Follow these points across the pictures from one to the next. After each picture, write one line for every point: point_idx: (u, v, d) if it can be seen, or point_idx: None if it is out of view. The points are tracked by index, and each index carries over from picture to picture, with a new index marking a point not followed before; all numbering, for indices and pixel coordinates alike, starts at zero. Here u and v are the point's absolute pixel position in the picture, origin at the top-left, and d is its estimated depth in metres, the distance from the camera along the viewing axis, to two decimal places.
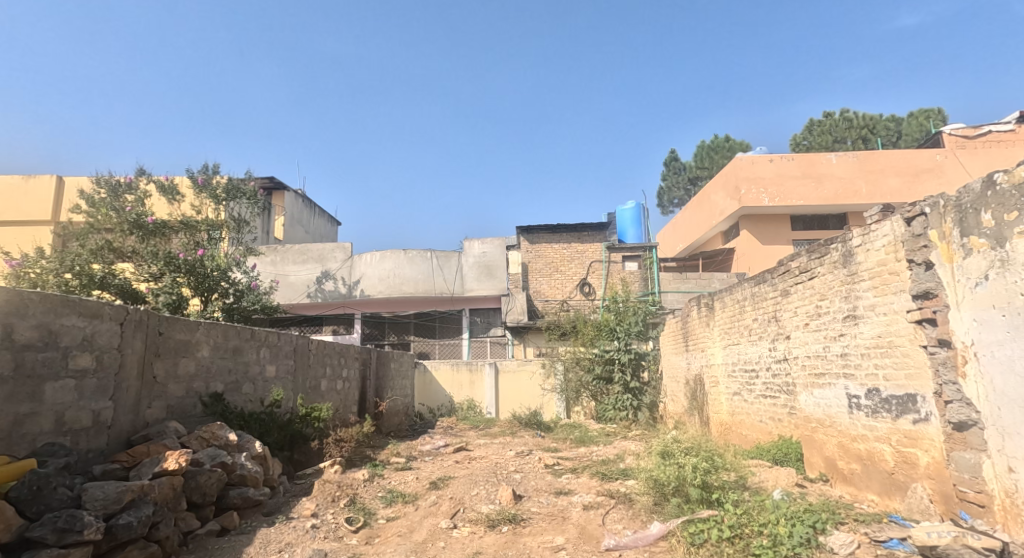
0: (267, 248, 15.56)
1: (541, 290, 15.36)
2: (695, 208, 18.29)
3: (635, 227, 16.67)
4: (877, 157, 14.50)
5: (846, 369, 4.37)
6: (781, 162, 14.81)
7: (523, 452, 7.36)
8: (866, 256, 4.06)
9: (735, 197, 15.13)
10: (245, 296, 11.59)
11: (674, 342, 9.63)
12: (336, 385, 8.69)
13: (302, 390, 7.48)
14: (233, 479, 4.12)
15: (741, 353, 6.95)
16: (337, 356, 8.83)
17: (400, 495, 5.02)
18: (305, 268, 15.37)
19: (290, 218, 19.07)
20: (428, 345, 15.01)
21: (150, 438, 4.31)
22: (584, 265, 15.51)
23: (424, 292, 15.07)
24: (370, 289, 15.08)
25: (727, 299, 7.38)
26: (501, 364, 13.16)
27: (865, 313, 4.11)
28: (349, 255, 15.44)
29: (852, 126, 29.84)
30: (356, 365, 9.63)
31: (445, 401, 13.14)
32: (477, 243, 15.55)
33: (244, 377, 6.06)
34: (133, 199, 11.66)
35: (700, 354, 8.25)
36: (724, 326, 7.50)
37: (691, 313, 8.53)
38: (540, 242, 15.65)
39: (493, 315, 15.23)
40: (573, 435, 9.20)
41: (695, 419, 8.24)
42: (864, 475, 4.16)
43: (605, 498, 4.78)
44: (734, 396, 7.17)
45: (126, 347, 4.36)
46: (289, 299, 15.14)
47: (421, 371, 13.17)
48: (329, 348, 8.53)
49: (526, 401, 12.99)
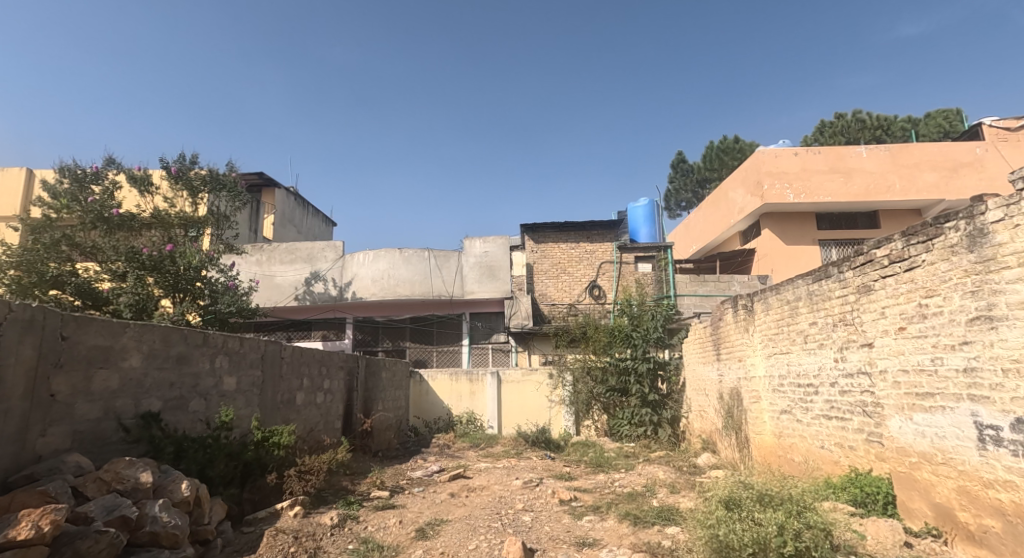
0: (253, 246, 14.45)
1: (547, 293, 14.35)
2: (711, 206, 17.18)
3: (647, 225, 15.54)
4: (912, 150, 13.38)
5: (973, 389, 3.26)
6: (807, 155, 13.71)
7: (530, 479, 6.21)
8: (1013, 235, 2.97)
9: (756, 193, 14.00)
10: (221, 297, 10.49)
11: (701, 351, 8.48)
12: (316, 397, 7.60)
13: (270, 406, 6.37)
14: (139, 539, 2.97)
15: (792, 364, 5.83)
16: (318, 364, 7.75)
17: (377, 548, 3.89)
18: (293, 269, 14.28)
19: (280, 217, 18.02)
20: (426, 352, 13.94)
21: (35, 480, 3.19)
22: (594, 266, 14.50)
23: (422, 294, 13.92)
24: (362, 291, 13.95)
25: (773, 299, 6.25)
26: (503, 373, 12.06)
27: (1011, 314, 3.01)
28: (340, 254, 14.32)
29: (867, 127, 28.67)
30: (341, 376, 8.54)
31: (443, 413, 12.03)
32: (479, 241, 14.39)
33: (191, 393, 4.96)
34: (100, 190, 10.50)
35: (736, 364, 7.11)
36: (770, 331, 6.35)
37: (725, 316, 7.40)
38: (546, 241, 14.65)
39: (495, 320, 14.14)
40: (586, 456, 8.03)
41: (730, 440, 7.08)
42: (1009, 537, 3.05)
43: (645, 555, 3.63)
44: (782, 416, 6.04)
45: (7, 357, 3.25)
46: (274, 301, 14.04)
47: (416, 381, 12.21)
48: (307, 356, 7.43)
49: (531, 414, 11.85)
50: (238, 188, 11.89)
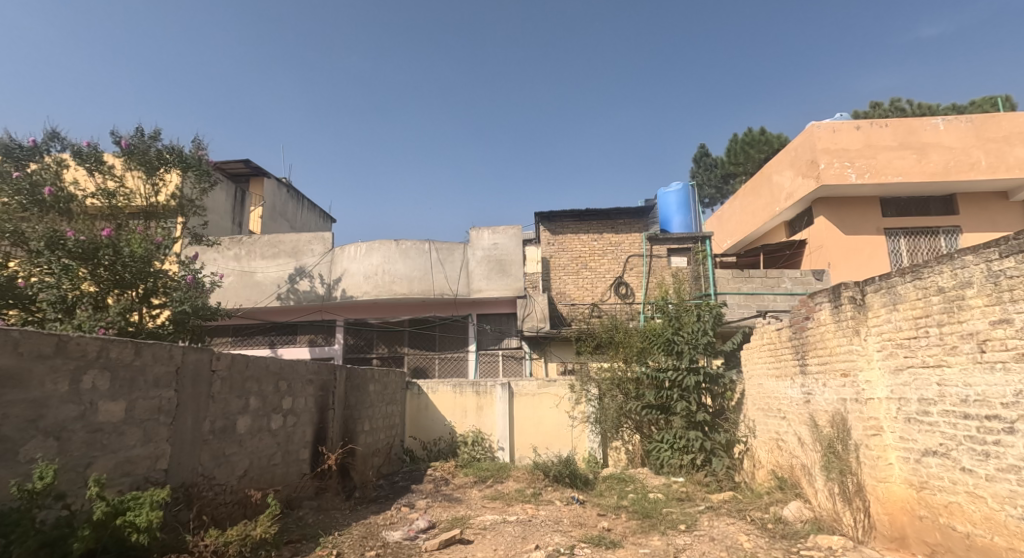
0: (230, 239, 12.73)
1: (565, 291, 12.56)
2: (750, 194, 15.18)
3: (681, 214, 13.52)
4: (999, 121, 11.28)
5: None
6: (871, 129, 11.69)
7: (555, 550, 4.29)
8: None
9: (810, 174, 12.01)
10: (175, 292, 8.71)
11: (774, 361, 6.56)
12: (269, 421, 5.79)
13: (191, 439, 4.55)
14: None
15: (951, 387, 3.90)
16: (274, 378, 5.95)
17: None
18: (275, 264, 12.53)
19: (270, 210, 16.33)
20: (426, 359, 12.14)
21: None
22: (619, 261, 12.66)
23: (421, 293, 12.05)
24: (353, 289, 12.12)
25: (908, 287, 4.29)
26: (516, 385, 10.25)
27: None
28: (329, 248, 12.53)
29: (907, 116, 26.38)
30: (310, 391, 6.76)
31: (445, 433, 10.19)
32: (487, 232, 12.51)
33: (29, 431, 3.18)
34: (37, 167, 8.83)
35: (834, 382, 5.16)
36: (901, 335, 4.39)
37: (817, 315, 5.44)
38: (564, 232, 12.91)
39: (506, 322, 12.29)
40: (625, 500, 6.10)
41: (829, 485, 5.11)
42: None
43: None
44: (929, 460, 4.12)
45: None
46: (253, 301, 12.35)
47: (413, 394, 10.39)
48: (256, 368, 5.62)
49: (548, 434, 10.01)
50: (206, 168, 10.18)
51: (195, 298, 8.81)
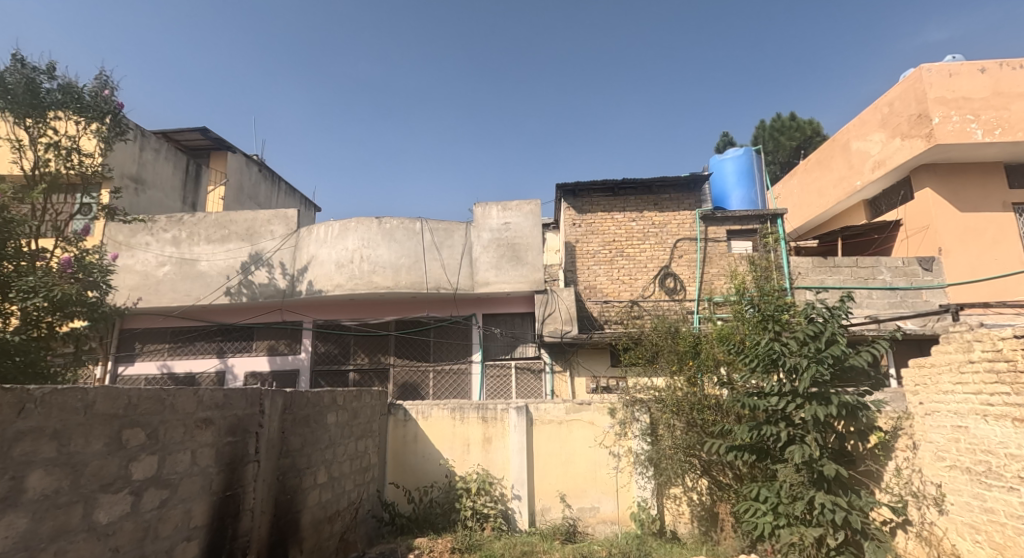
0: (169, 218, 10.00)
1: (596, 285, 9.78)
2: (818, 167, 12.36)
3: (740, 188, 10.72)
4: None
5: None
6: (999, 72, 8.99)
7: None
8: None
9: (918, 130, 9.21)
10: (21, 280, 5.81)
11: None
12: (91, 512, 2.99)
13: None
14: None
15: None
16: (112, 427, 3.15)
17: None
18: (224, 250, 9.79)
19: (236, 190, 13.60)
20: (417, 373, 9.34)
21: None
22: (665, 246, 9.88)
23: (410, 286, 9.27)
24: (321, 281, 9.35)
25: None
26: (536, 409, 7.49)
27: None
28: (293, 229, 9.80)
29: None
30: (205, 438, 3.96)
31: (439, 477, 7.38)
32: (496, 209, 9.71)
33: None
34: None
35: None
36: None
37: None
38: (593, 211, 10.16)
39: (520, 326, 9.52)
40: None
41: None
42: None
43: None
44: None
45: None
46: (193, 297, 9.62)
47: (398, 421, 7.60)
48: (58, 413, 2.82)
49: (580, 478, 7.25)
50: (111, 112, 7.40)
51: (57, 285, 5.94)
